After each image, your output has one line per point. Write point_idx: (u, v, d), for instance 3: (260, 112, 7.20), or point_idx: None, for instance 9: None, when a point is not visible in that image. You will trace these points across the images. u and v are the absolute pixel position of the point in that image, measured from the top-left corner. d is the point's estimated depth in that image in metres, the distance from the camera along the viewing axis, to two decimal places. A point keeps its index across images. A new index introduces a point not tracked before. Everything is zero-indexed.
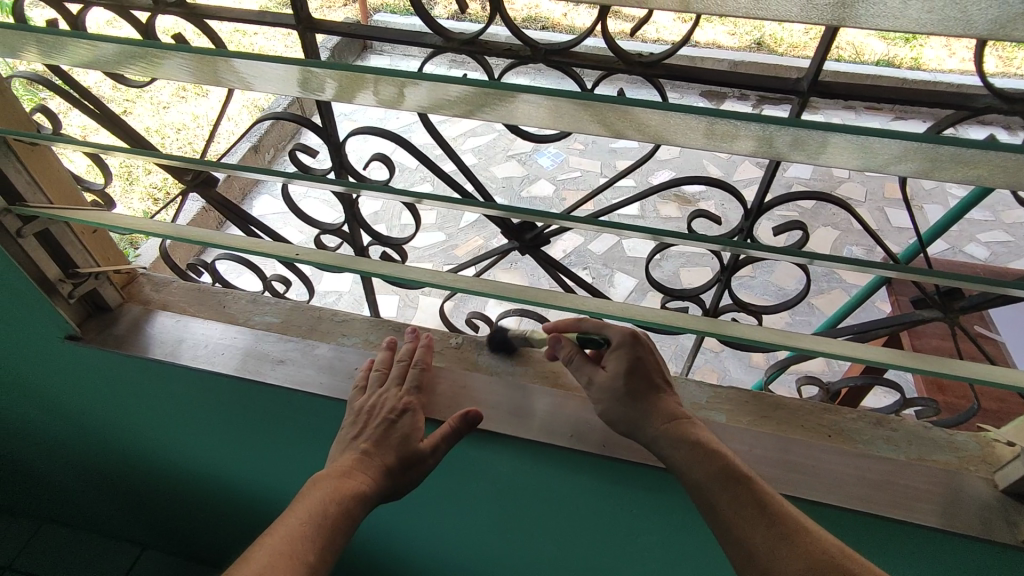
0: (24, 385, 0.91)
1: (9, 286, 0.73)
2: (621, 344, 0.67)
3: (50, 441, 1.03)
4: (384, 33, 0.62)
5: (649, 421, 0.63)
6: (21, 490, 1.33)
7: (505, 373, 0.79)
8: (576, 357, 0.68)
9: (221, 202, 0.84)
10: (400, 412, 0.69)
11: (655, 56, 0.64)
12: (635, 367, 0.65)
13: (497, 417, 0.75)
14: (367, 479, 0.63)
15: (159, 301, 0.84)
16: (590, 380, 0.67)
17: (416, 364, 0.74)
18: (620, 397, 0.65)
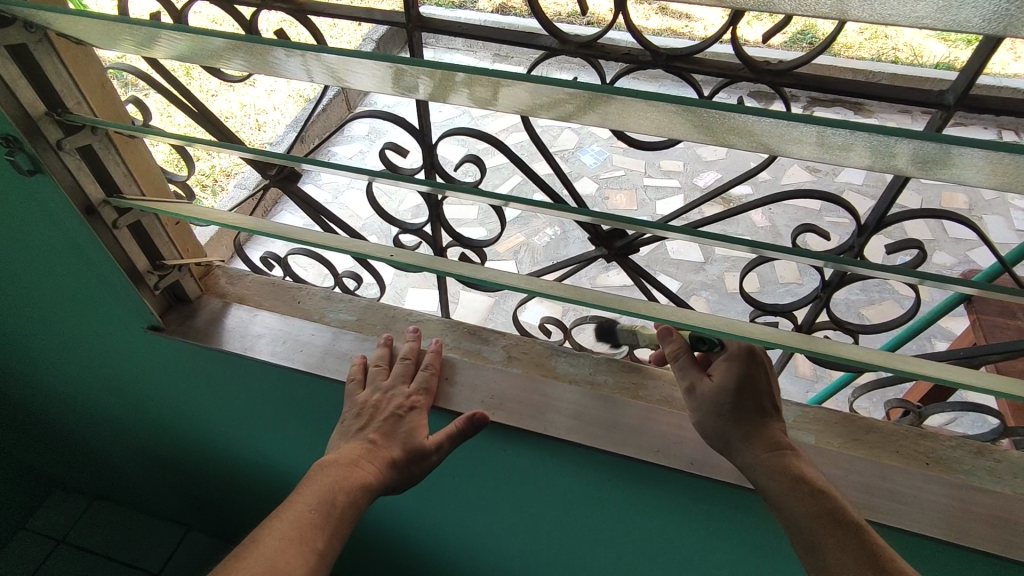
0: (100, 369, 0.93)
1: (99, 276, 0.73)
2: (734, 355, 0.64)
3: (118, 424, 1.06)
4: (498, 34, 0.61)
5: (743, 439, 0.61)
6: (75, 466, 1.36)
7: (584, 382, 0.76)
8: (682, 358, 0.66)
9: (303, 197, 0.84)
10: (408, 409, 0.68)
11: (785, 64, 0.64)
12: (743, 381, 0.63)
13: (574, 427, 0.72)
14: (373, 469, 0.62)
15: (236, 294, 0.84)
16: (692, 385, 0.65)
17: (423, 367, 0.73)
18: (716, 408, 0.63)
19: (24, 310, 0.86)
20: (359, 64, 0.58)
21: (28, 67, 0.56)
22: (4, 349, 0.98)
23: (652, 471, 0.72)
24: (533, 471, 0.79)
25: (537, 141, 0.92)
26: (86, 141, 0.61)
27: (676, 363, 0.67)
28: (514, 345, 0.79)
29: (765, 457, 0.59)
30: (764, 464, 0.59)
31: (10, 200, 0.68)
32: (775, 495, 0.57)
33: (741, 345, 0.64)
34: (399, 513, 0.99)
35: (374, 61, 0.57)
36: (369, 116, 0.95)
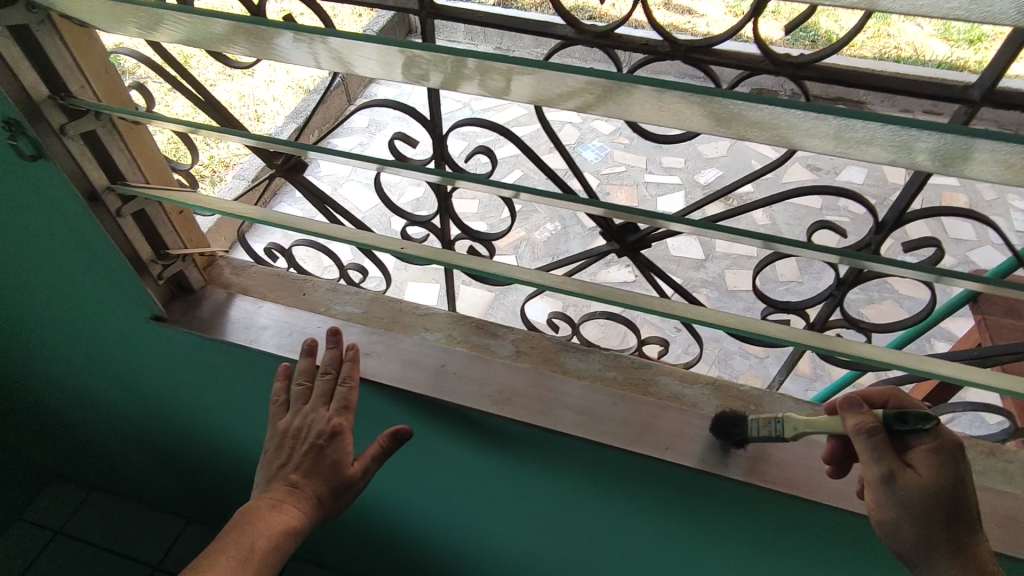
0: (102, 360, 0.91)
1: (102, 266, 0.72)
2: (945, 451, 0.52)
3: (119, 415, 1.04)
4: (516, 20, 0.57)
5: (953, 560, 0.50)
6: (74, 457, 1.35)
7: (594, 379, 0.75)
8: (881, 436, 0.52)
9: (308, 185, 0.82)
10: (330, 436, 0.67)
11: (808, 57, 0.63)
12: (955, 487, 0.52)
13: (585, 423, 0.71)
14: (295, 513, 0.64)
15: (239, 285, 0.83)
16: (895, 477, 0.51)
17: (341, 380, 0.70)
18: (921, 515, 0.51)
19: (24, 298, 0.85)
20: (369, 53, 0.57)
21: (29, 47, 0.54)
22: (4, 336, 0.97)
23: (661, 470, 0.70)
24: (541, 466, 0.79)
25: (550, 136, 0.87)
26: (88, 125, 0.60)
27: (867, 441, 0.52)
28: (523, 340, 0.78)
29: None
30: None
31: (9, 186, 0.66)
32: None
33: (948, 437, 0.53)
34: (402, 506, 0.99)
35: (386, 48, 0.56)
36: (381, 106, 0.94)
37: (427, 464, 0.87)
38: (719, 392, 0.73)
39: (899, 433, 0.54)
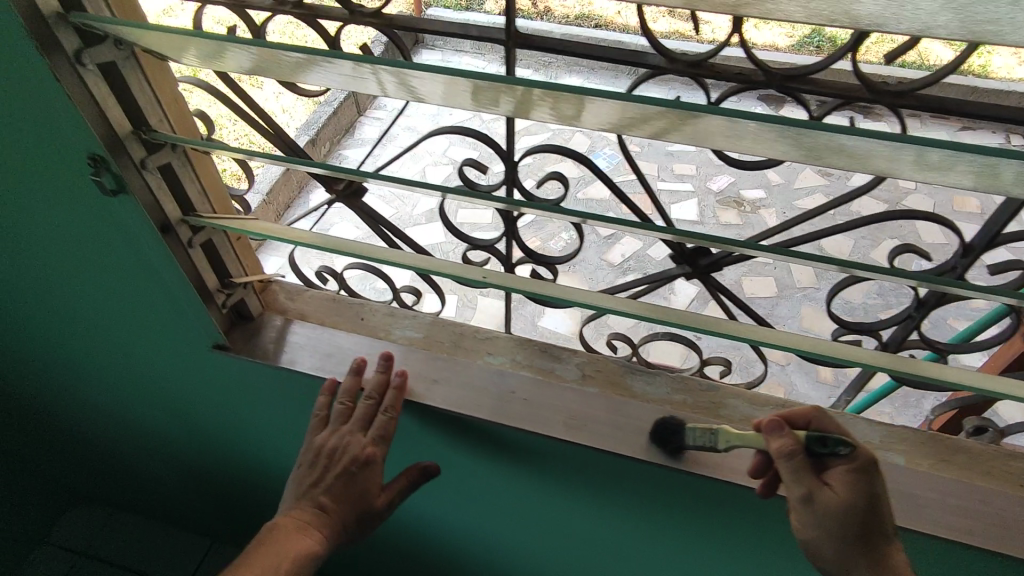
0: (155, 387, 0.91)
1: (167, 296, 0.72)
2: (863, 471, 0.55)
3: (166, 440, 1.04)
4: (603, 50, 0.54)
5: (866, 568, 0.55)
6: (102, 479, 1.34)
7: (663, 402, 0.75)
8: (799, 460, 0.54)
9: (369, 212, 0.81)
10: (363, 464, 0.68)
11: (905, 86, 0.62)
12: (871, 503, 0.55)
13: (658, 447, 0.71)
14: (320, 538, 0.65)
15: (297, 312, 0.83)
16: (813, 497, 0.55)
17: (382, 408, 0.71)
18: (838, 531, 0.56)
19: (77, 328, 0.84)
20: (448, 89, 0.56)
21: (114, 83, 0.53)
22: (51, 365, 0.96)
23: (733, 493, 0.70)
24: (607, 488, 0.79)
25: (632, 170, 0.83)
26: (168, 158, 0.60)
27: (788, 466, 0.55)
28: (587, 363, 0.79)
29: None
30: None
31: (76, 220, 0.65)
32: None
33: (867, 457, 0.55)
34: (456, 522, 1.00)
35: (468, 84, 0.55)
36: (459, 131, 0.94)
37: (487, 485, 0.88)
38: (790, 414, 0.73)
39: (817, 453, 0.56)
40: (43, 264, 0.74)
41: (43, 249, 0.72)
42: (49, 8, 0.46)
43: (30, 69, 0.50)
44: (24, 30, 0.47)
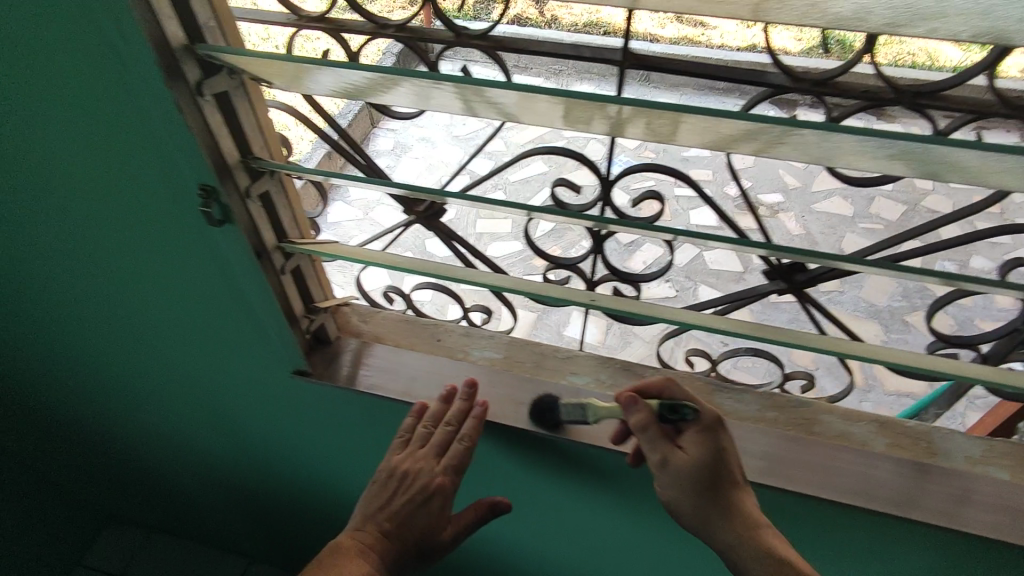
0: (225, 412, 0.90)
1: (253, 324, 0.71)
2: (709, 429, 0.61)
3: (229, 461, 1.03)
4: (718, 70, 0.52)
5: (724, 519, 0.59)
6: (140, 501, 1.31)
7: (755, 419, 0.74)
8: (651, 428, 0.61)
9: (449, 234, 0.80)
10: (432, 493, 0.67)
11: None
12: (720, 459, 0.60)
13: (756, 467, 0.70)
14: (377, 564, 0.64)
15: (373, 334, 0.82)
16: (663, 458, 0.60)
17: (461, 438, 0.70)
18: (692, 489, 0.60)
19: (150, 356, 0.83)
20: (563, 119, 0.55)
21: (225, 111, 0.52)
22: (113, 392, 0.95)
23: (832, 511, 0.70)
24: None
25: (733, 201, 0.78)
26: (266, 185, 0.58)
27: (646, 435, 0.61)
28: (673, 381, 0.78)
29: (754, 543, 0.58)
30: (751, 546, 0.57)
31: (163, 252, 0.64)
32: None
33: (708, 418, 0.61)
34: (525, 538, 0.99)
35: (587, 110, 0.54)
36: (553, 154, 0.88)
37: (565, 502, 0.87)
38: (884, 429, 0.73)
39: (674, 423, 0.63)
40: (126, 294, 0.73)
41: (127, 281, 0.70)
42: (177, 41, 0.45)
43: (146, 104, 0.49)
44: (148, 65, 0.46)
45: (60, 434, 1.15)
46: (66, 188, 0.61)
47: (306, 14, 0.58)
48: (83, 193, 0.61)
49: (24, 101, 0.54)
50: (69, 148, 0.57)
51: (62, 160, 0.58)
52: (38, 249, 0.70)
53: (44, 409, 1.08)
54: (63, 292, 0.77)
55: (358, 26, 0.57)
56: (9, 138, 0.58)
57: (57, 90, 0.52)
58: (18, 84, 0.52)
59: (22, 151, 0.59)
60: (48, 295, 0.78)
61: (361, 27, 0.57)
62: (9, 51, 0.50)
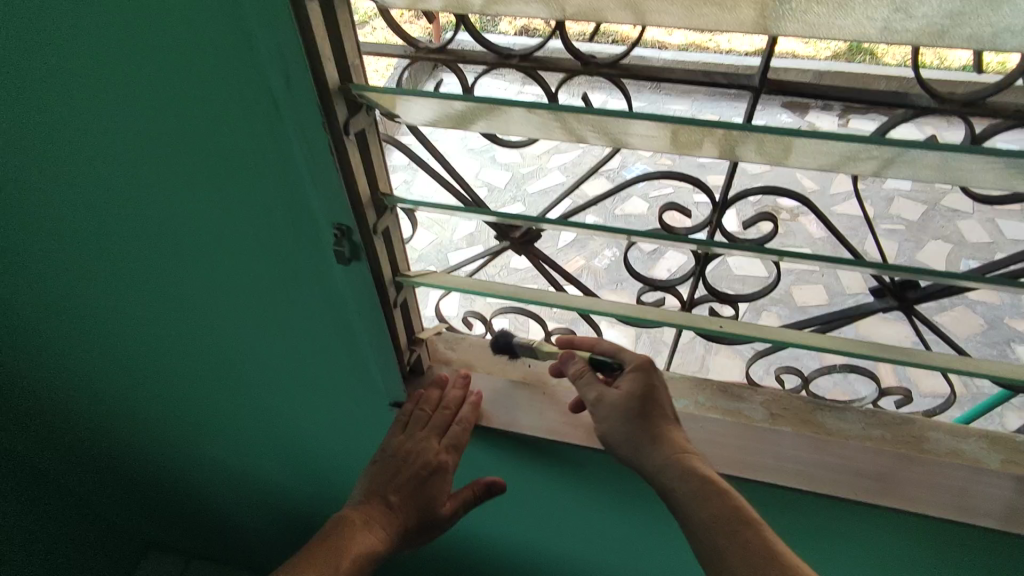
0: (304, 451, 0.87)
1: (355, 361, 0.69)
2: (642, 367, 0.66)
3: (299, 500, 1.00)
4: (862, 93, 0.51)
5: (649, 444, 0.62)
6: (181, 534, 1.24)
7: (861, 438, 0.74)
8: (586, 373, 0.67)
9: (542, 258, 0.78)
10: (433, 469, 0.67)
11: None
12: (651, 392, 0.65)
13: (871, 487, 0.70)
14: (382, 538, 0.64)
15: (461, 361, 0.80)
16: (598, 395, 0.65)
17: (460, 418, 0.70)
18: (624, 419, 0.64)
19: (232, 398, 0.80)
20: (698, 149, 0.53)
21: (364, 149, 0.51)
22: (179, 429, 0.91)
23: (947, 528, 0.70)
24: (799, 526, 0.78)
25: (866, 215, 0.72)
26: (390, 220, 0.57)
27: (580, 381, 0.67)
28: (772, 401, 0.78)
29: (679, 463, 0.60)
30: (674, 464, 0.60)
31: (270, 292, 0.62)
32: (683, 501, 0.58)
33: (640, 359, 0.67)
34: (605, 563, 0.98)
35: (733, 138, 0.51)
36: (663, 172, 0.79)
37: (659, 535, 0.85)
38: (995, 445, 0.72)
39: (608, 374, 0.69)
40: (217, 337, 0.70)
41: (221, 323, 0.68)
42: (334, 82, 0.44)
43: (292, 146, 0.48)
44: (304, 106, 0.45)
45: (112, 481, 1.10)
46: (170, 234, 0.58)
47: (426, 47, 0.57)
48: (191, 238, 0.58)
49: (138, 143, 0.51)
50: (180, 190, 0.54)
51: (173, 207, 0.55)
52: (126, 294, 0.68)
53: (95, 453, 1.03)
54: (147, 338, 0.74)
55: (479, 57, 0.57)
56: (117, 186, 0.55)
57: (181, 135, 0.49)
58: (137, 129, 0.50)
59: (129, 198, 0.56)
60: (127, 335, 0.74)
61: (483, 57, 0.57)
62: (133, 97, 0.48)
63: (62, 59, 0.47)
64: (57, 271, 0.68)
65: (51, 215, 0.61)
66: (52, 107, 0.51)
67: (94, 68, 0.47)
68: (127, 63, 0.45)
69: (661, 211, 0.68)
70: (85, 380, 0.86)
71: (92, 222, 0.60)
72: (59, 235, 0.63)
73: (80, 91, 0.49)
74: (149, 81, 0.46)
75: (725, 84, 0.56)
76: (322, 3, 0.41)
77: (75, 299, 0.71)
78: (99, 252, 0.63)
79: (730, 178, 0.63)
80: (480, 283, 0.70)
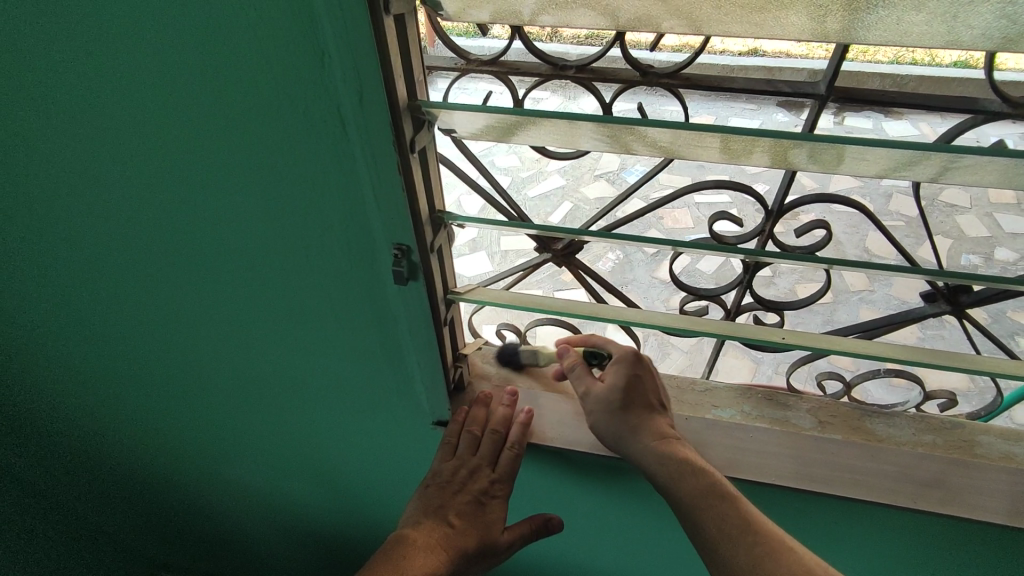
0: (338, 470, 0.85)
1: (401, 379, 0.66)
2: (623, 358, 0.64)
3: (331, 518, 0.98)
4: (918, 99, 0.57)
5: (631, 433, 0.62)
6: (192, 553, 1.21)
7: (912, 444, 0.73)
8: (577, 367, 0.66)
9: (582, 267, 0.77)
10: (491, 495, 0.68)
11: None
12: (634, 382, 0.63)
13: (922, 492, 0.69)
14: (444, 559, 0.63)
15: (501, 376, 0.76)
16: (587, 390, 0.65)
17: (511, 442, 0.69)
18: (610, 410, 0.63)
19: (268, 417, 0.79)
20: (764, 162, 0.51)
21: (427, 171, 0.49)
22: (206, 445, 0.88)
23: (997, 532, 0.70)
24: (845, 533, 0.77)
25: (924, 218, 0.71)
26: (444, 239, 0.55)
27: (572, 373, 0.66)
28: (820, 409, 0.76)
29: (659, 447, 0.60)
30: (654, 450, 0.60)
31: (317, 308, 0.60)
32: (665, 484, 0.59)
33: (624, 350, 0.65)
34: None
35: (806, 159, 0.49)
36: (693, 183, 0.69)
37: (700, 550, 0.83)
38: None
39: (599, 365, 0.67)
40: (258, 355, 0.68)
41: (262, 337, 0.66)
42: (403, 99, 0.43)
43: (357, 162, 0.46)
44: (373, 121, 0.43)
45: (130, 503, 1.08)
46: (216, 243, 0.56)
47: (477, 59, 0.59)
48: (241, 256, 0.57)
49: (191, 152, 0.49)
50: (230, 202, 0.52)
51: (225, 223, 0.54)
52: (164, 305, 0.65)
53: (110, 471, 1.00)
54: (184, 356, 0.72)
55: (533, 67, 0.60)
56: (165, 195, 0.53)
57: (239, 144, 0.47)
58: (192, 138, 0.48)
59: (176, 208, 0.54)
60: (160, 348, 0.72)
61: (538, 69, 0.59)
62: (190, 105, 0.46)
63: (118, 76, 0.45)
64: (91, 281, 0.66)
65: (93, 227, 0.59)
66: (101, 113, 0.49)
67: (152, 85, 0.45)
68: (188, 78, 0.44)
69: (712, 220, 0.69)
70: (114, 400, 0.84)
71: (134, 230, 0.58)
72: (103, 253, 0.62)
73: (133, 96, 0.47)
74: (211, 88, 0.44)
75: (787, 93, 0.59)
76: (395, 16, 0.39)
77: (113, 317, 0.70)
78: (144, 270, 0.62)
79: (787, 186, 0.65)
80: (518, 296, 0.62)
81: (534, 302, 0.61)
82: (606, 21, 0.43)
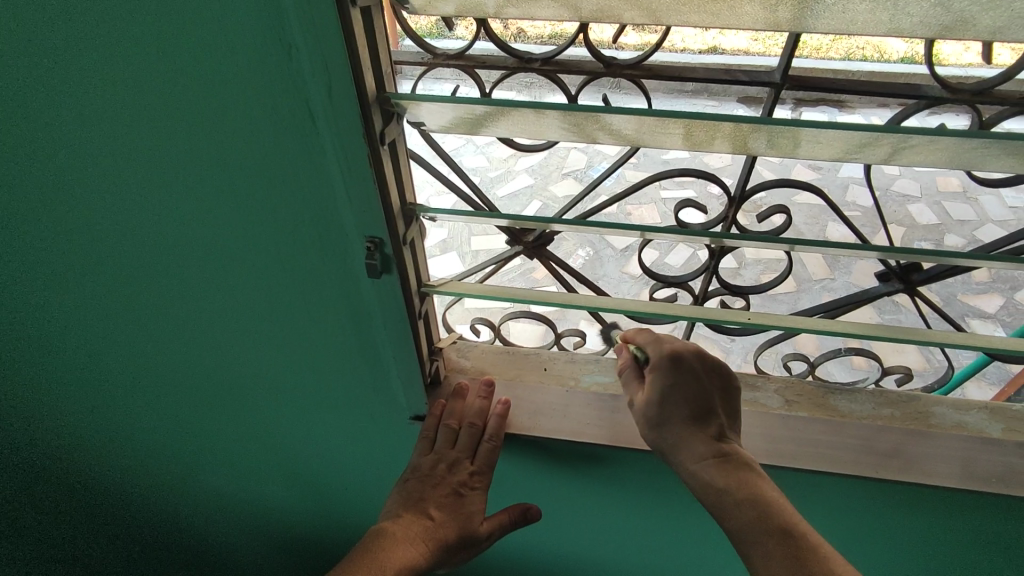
0: (315, 468, 0.84)
1: (378, 373, 0.66)
2: (657, 367, 0.62)
3: (309, 518, 0.97)
4: (871, 86, 0.57)
5: (674, 449, 0.59)
6: None
7: (872, 417, 0.76)
8: (625, 373, 0.65)
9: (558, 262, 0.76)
10: (470, 486, 0.68)
11: None
12: (670, 393, 0.61)
13: (882, 461, 0.72)
14: (425, 551, 0.63)
15: (478, 369, 0.77)
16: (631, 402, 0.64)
17: (489, 434, 0.70)
18: (651, 424, 0.61)
19: (245, 419, 0.78)
20: (725, 149, 0.53)
21: (398, 164, 0.49)
22: (178, 448, 0.87)
23: (951, 496, 0.73)
24: (812, 506, 0.80)
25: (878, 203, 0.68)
26: (417, 232, 0.55)
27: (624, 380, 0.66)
28: (787, 388, 0.79)
29: (703, 465, 0.57)
30: (698, 469, 0.57)
31: (290, 302, 0.60)
32: (711, 505, 0.56)
33: (661, 356, 0.62)
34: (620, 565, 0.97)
35: (764, 145, 0.51)
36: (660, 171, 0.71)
37: (675, 532, 0.85)
38: (996, 415, 0.76)
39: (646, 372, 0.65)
40: (232, 352, 0.68)
41: (234, 334, 0.65)
42: (371, 92, 0.43)
43: (326, 158, 0.46)
44: (342, 113, 0.43)
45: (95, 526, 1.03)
46: (186, 239, 0.55)
47: (443, 53, 0.58)
48: (214, 254, 0.56)
49: (157, 144, 0.49)
50: (199, 196, 0.52)
51: (193, 217, 0.53)
52: (131, 304, 0.64)
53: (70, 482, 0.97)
54: (154, 357, 0.71)
55: (499, 61, 0.60)
56: (132, 189, 0.53)
57: (208, 138, 0.47)
58: (159, 131, 0.48)
59: (143, 204, 0.53)
60: (129, 349, 0.71)
61: (504, 62, 0.60)
62: (156, 97, 0.45)
63: (85, 70, 0.45)
64: (54, 284, 0.64)
65: (56, 227, 0.58)
66: (64, 106, 0.48)
67: (123, 82, 0.45)
68: (156, 72, 0.44)
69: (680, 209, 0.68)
70: (81, 406, 0.82)
71: (99, 226, 0.57)
72: (69, 255, 0.60)
73: (100, 89, 0.46)
74: (177, 81, 0.44)
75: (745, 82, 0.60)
76: (362, 9, 0.39)
77: (79, 319, 0.68)
78: (111, 270, 0.61)
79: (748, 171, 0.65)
80: (492, 287, 0.62)
81: (509, 292, 0.61)
82: (569, 13, 0.44)
